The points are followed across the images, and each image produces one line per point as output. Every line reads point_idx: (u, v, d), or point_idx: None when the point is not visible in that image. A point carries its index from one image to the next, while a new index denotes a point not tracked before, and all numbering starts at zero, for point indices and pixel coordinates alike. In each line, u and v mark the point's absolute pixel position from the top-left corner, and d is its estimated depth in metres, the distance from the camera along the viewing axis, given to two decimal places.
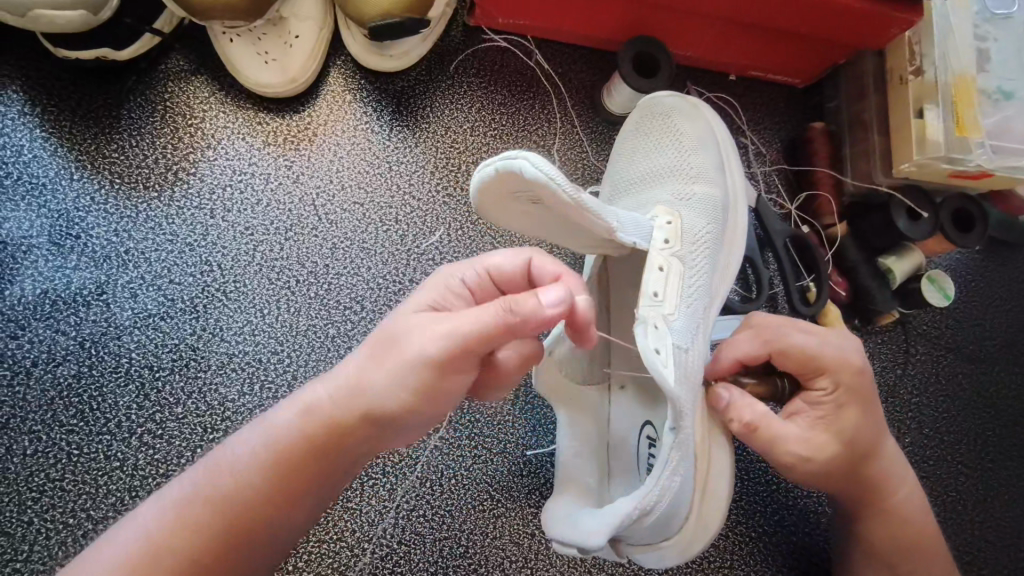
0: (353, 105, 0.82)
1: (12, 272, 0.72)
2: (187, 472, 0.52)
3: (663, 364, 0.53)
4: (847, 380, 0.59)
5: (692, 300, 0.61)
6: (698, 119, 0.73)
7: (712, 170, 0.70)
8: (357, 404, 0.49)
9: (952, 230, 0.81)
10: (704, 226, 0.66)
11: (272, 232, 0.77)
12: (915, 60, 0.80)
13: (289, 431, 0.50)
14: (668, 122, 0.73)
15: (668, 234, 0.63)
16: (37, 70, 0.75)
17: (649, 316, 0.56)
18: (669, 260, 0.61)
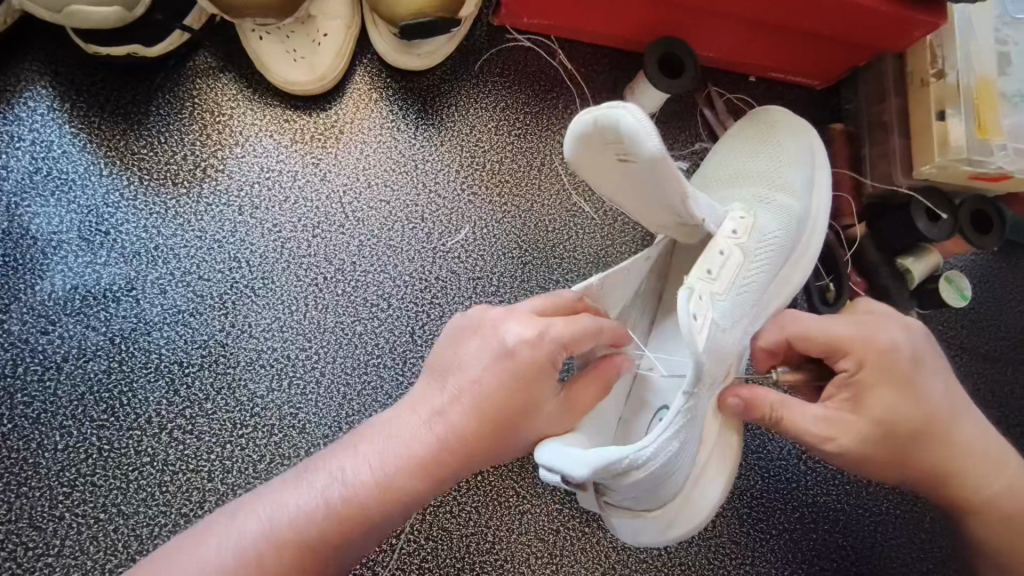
0: (378, 104, 0.82)
1: (41, 268, 0.72)
2: (287, 489, 0.51)
3: (696, 329, 0.54)
4: (878, 359, 0.59)
5: (742, 291, 0.62)
6: (788, 124, 0.75)
7: (799, 180, 0.71)
8: (469, 441, 0.52)
9: (972, 232, 0.81)
10: (775, 233, 0.67)
11: (300, 229, 0.77)
12: (936, 63, 0.81)
13: (398, 459, 0.51)
14: (771, 130, 0.75)
15: (738, 226, 0.64)
16: (66, 66, 0.75)
17: (696, 286, 0.57)
18: (732, 248, 0.62)
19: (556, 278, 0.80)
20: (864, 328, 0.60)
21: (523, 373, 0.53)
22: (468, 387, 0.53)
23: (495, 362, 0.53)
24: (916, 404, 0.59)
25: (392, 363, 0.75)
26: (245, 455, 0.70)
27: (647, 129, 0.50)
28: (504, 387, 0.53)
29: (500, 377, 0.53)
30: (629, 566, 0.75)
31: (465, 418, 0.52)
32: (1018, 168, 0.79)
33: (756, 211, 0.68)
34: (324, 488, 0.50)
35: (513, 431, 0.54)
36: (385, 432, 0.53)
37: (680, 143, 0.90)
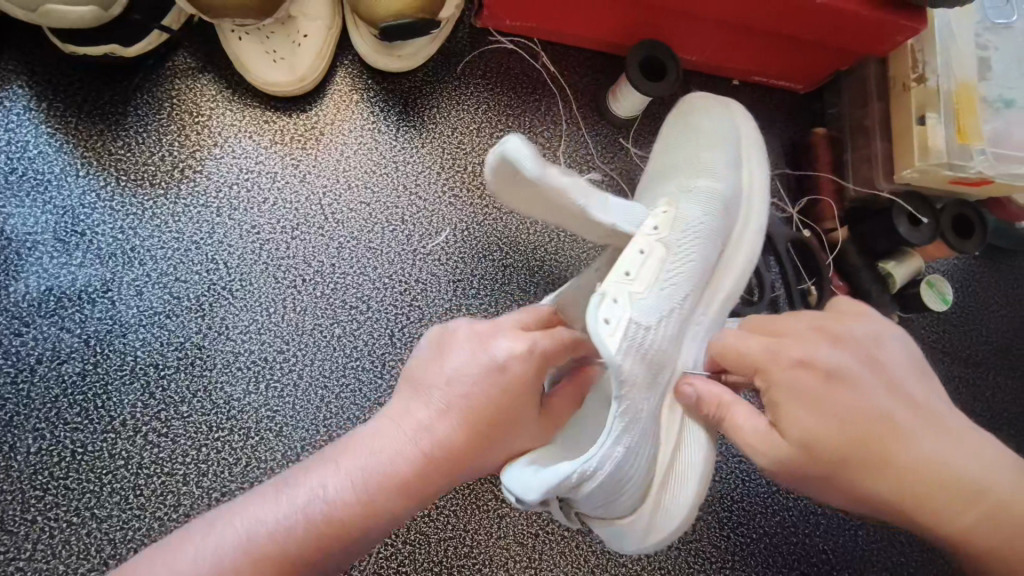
0: (359, 105, 0.82)
1: (16, 269, 0.71)
2: (263, 502, 0.50)
3: (610, 334, 0.56)
4: (785, 370, 0.56)
5: (672, 283, 0.65)
6: (715, 115, 0.78)
7: (721, 167, 0.74)
8: (453, 455, 0.52)
9: (953, 236, 0.82)
10: (700, 218, 0.69)
11: (279, 230, 0.77)
12: (918, 67, 0.81)
13: (381, 473, 0.50)
14: (693, 120, 0.78)
15: (660, 222, 0.67)
16: (43, 65, 0.74)
17: (611, 288, 0.59)
18: (651, 244, 0.65)
19: (537, 281, 0.80)
20: (774, 339, 0.58)
21: (510, 384, 0.54)
22: (456, 400, 0.53)
23: (484, 374, 0.54)
24: (835, 417, 0.53)
25: (371, 366, 0.75)
26: (221, 458, 0.70)
27: (525, 152, 0.58)
28: (494, 398, 0.53)
29: (489, 389, 0.53)
30: (607, 569, 0.75)
31: (454, 432, 0.52)
32: (998, 173, 0.79)
33: (678, 202, 0.70)
34: (303, 501, 0.49)
35: (498, 444, 0.54)
36: (366, 446, 0.52)
37: None
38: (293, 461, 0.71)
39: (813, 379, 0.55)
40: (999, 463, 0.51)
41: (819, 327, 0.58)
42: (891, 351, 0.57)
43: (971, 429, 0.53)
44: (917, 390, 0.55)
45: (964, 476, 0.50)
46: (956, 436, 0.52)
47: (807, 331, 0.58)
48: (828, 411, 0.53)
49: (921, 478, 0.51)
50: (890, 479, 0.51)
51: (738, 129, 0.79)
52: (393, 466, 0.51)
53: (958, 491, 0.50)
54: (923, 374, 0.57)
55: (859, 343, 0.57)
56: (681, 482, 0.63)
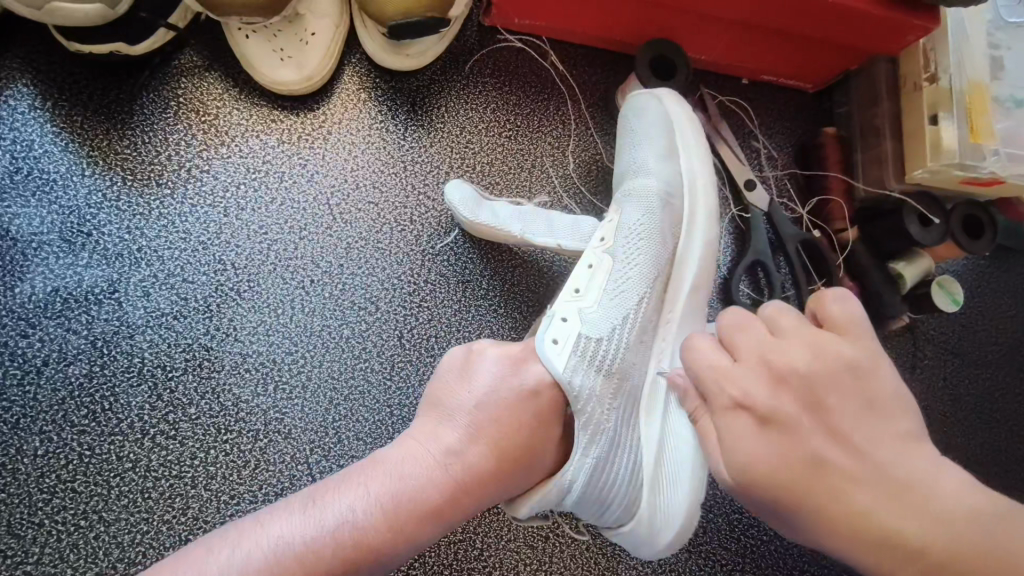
0: (366, 104, 0.81)
1: (22, 269, 0.70)
2: (290, 517, 0.49)
3: (556, 353, 0.61)
4: (724, 410, 0.48)
5: (621, 290, 0.67)
6: (647, 114, 0.76)
7: (654, 160, 0.73)
8: (479, 480, 0.54)
9: (964, 238, 0.81)
10: (641, 219, 0.71)
11: (286, 231, 0.76)
12: (930, 67, 0.81)
13: (409, 496, 0.51)
14: (625, 120, 0.78)
15: (604, 232, 0.71)
16: (48, 63, 0.73)
17: (559, 309, 0.64)
18: (599, 257, 0.69)
19: (546, 281, 0.80)
20: (719, 368, 0.49)
21: (538, 409, 0.57)
22: (486, 422, 0.56)
23: (515, 398, 0.57)
24: (763, 462, 0.46)
25: (380, 367, 0.74)
26: (230, 461, 0.69)
27: (465, 198, 0.75)
28: (523, 424, 0.56)
29: (519, 415, 0.56)
30: (618, 572, 0.75)
31: (485, 458, 0.54)
32: (1010, 174, 0.78)
33: (620, 208, 0.72)
34: (330, 520, 0.49)
35: (523, 472, 0.56)
36: (396, 466, 0.53)
37: None
38: (303, 463, 0.71)
39: (750, 422, 0.47)
40: (948, 520, 0.42)
41: (765, 356, 0.48)
42: (852, 382, 0.46)
43: (931, 474, 0.44)
44: (868, 431, 0.45)
45: (899, 535, 0.42)
46: (900, 488, 0.43)
47: (752, 362, 0.49)
48: (756, 464, 0.46)
49: (851, 536, 0.44)
50: (829, 536, 0.45)
51: (671, 116, 0.76)
52: (423, 489, 0.52)
53: (892, 551, 0.43)
54: (891, 406, 0.46)
55: (809, 378, 0.46)
56: (674, 486, 0.63)
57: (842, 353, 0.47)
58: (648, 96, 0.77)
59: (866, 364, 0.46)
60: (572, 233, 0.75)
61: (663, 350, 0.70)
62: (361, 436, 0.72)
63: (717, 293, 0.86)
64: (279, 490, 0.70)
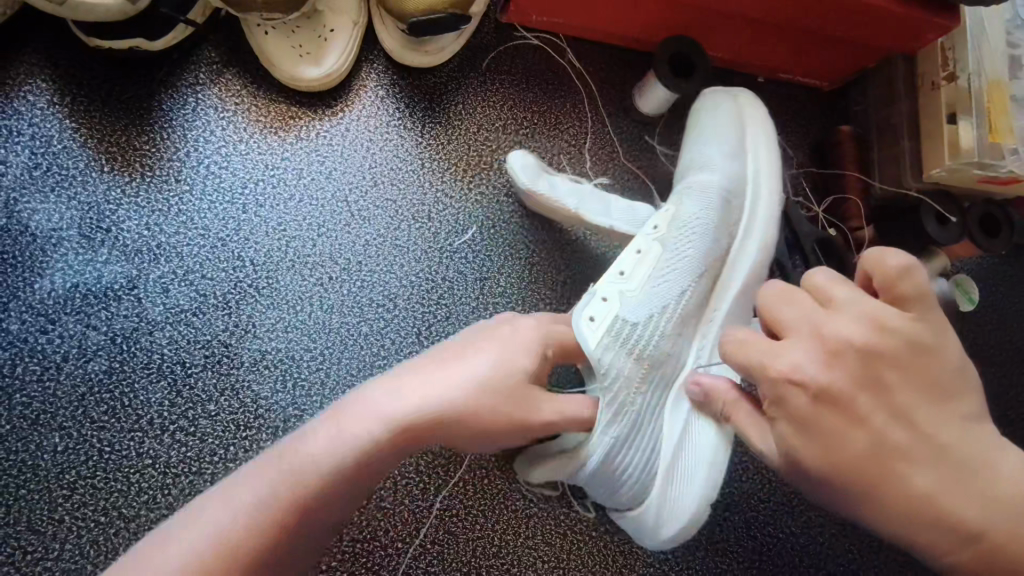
0: (384, 100, 0.80)
1: (41, 265, 0.70)
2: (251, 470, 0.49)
3: (591, 328, 0.64)
4: (778, 389, 0.52)
5: (667, 279, 0.69)
6: (720, 112, 0.79)
7: (718, 154, 0.75)
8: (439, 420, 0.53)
9: (980, 235, 0.82)
10: (696, 213, 0.72)
11: (304, 228, 0.76)
12: (948, 65, 0.81)
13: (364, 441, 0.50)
14: (696, 119, 0.80)
15: (657, 221, 0.72)
16: (67, 59, 0.73)
17: (603, 288, 0.67)
18: (649, 242, 0.70)
19: (563, 278, 0.80)
20: (773, 345, 0.53)
21: (507, 377, 0.56)
22: (448, 386, 0.54)
23: (484, 364, 0.56)
24: (822, 448, 0.50)
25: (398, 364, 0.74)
26: (250, 458, 0.69)
27: (521, 164, 0.78)
28: (486, 392, 0.55)
29: (484, 384, 0.55)
30: (636, 570, 0.75)
31: (441, 419, 0.53)
32: None
33: (680, 202, 0.73)
34: (292, 479, 0.48)
35: (481, 439, 0.56)
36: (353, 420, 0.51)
37: None
38: None
39: (809, 402, 0.51)
40: (1001, 503, 0.48)
41: (822, 331, 0.51)
42: (915, 366, 0.50)
43: (987, 457, 0.49)
44: (929, 413, 0.50)
45: (954, 512, 0.48)
46: (958, 469, 0.49)
47: (814, 343, 0.51)
48: (817, 441, 0.50)
49: (906, 510, 0.49)
50: (881, 510, 0.50)
51: (745, 121, 0.78)
52: (379, 448, 0.51)
53: (941, 522, 0.49)
54: (955, 387, 0.50)
55: (872, 357, 0.49)
56: (687, 480, 0.65)
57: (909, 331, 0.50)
58: (721, 92, 0.80)
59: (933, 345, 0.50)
60: (625, 219, 0.77)
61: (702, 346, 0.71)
62: None
63: None
64: None
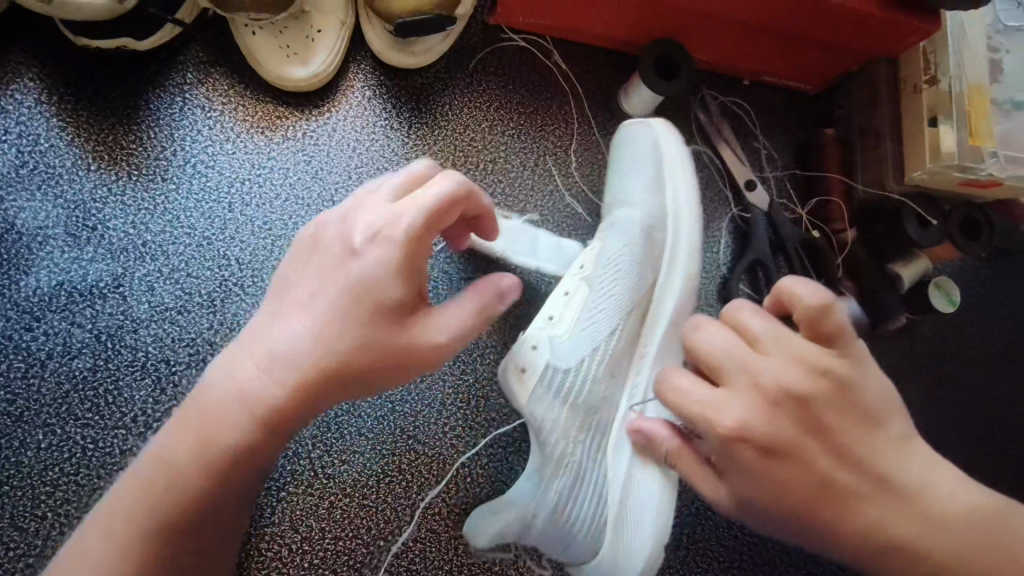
0: (371, 100, 0.81)
1: (27, 263, 0.71)
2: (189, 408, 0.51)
3: (520, 379, 0.66)
4: (728, 446, 0.51)
5: (595, 320, 0.69)
6: (637, 141, 0.77)
7: (636, 191, 0.75)
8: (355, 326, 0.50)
9: (961, 238, 0.83)
10: (620, 250, 0.72)
11: (290, 227, 0.76)
12: (930, 69, 0.81)
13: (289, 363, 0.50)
14: (624, 150, 0.78)
15: (584, 260, 0.72)
16: (54, 58, 0.74)
17: (531, 337, 0.68)
18: (579, 284, 0.70)
19: (548, 278, 0.81)
20: (713, 396, 0.51)
21: (413, 241, 0.50)
22: (354, 270, 0.51)
23: (411, 212, 0.50)
24: (774, 495, 0.51)
25: None
26: None
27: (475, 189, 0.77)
28: (398, 250, 0.50)
29: (399, 242, 0.50)
30: None
31: (338, 364, 0.50)
32: (1007, 175, 0.79)
33: (601, 238, 0.73)
34: (188, 447, 0.49)
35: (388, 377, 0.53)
36: (240, 373, 0.50)
37: None
38: (306, 458, 0.71)
39: (759, 457, 0.50)
40: (944, 525, 0.50)
41: (756, 379, 0.50)
42: (847, 403, 0.51)
43: (925, 482, 0.51)
44: (866, 445, 0.51)
45: (898, 538, 0.49)
46: (903, 497, 0.50)
47: (749, 393, 0.51)
48: (766, 490, 0.51)
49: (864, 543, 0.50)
50: (837, 547, 0.51)
51: (665, 147, 0.77)
52: (267, 410, 0.50)
53: (899, 551, 0.50)
54: (886, 414, 0.52)
55: (806, 404, 0.50)
56: (637, 528, 0.62)
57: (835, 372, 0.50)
58: (642, 124, 0.78)
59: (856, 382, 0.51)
60: (553, 258, 0.76)
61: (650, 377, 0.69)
62: (363, 431, 0.73)
63: (718, 291, 0.87)
64: (282, 483, 0.70)
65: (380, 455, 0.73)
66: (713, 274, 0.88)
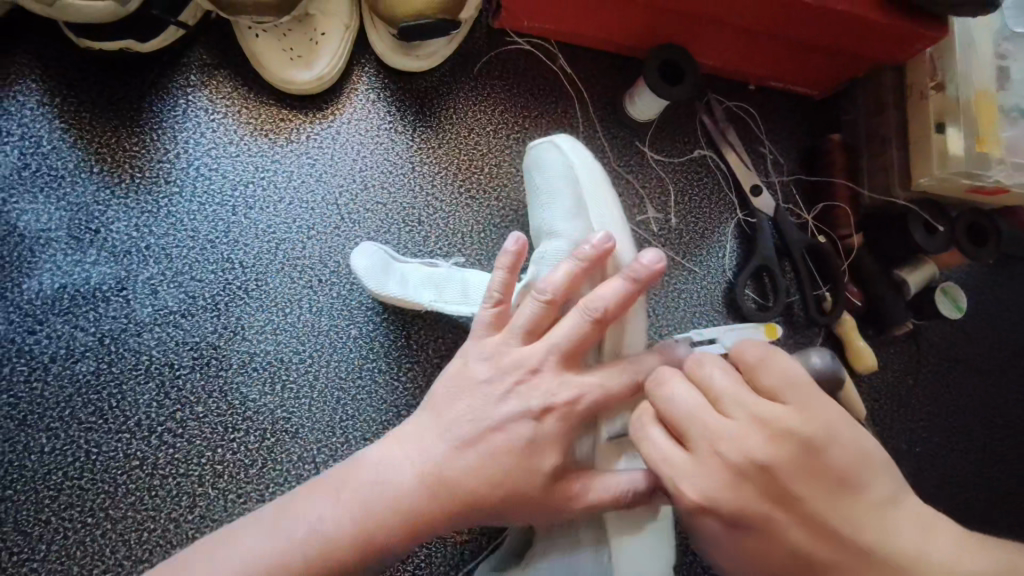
0: (375, 103, 0.81)
1: (29, 266, 0.70)
2: (340, 496, 0.53)
3: None
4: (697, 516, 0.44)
5: None
6: (547, 166, 0.70)
7: (565, 222, 0.67)
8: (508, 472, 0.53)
9: (968, 244, 0.82)
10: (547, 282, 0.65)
11: (294, 230, 0.76)
12: (937, 75, 0.81)
13: (413, 490, 0.53)
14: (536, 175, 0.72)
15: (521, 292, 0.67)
16: (57, 60, 0.73)
17: None
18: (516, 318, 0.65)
19: None
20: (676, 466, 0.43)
21: (589, 334, 0.57)
22: (583, 375, 0.56)
23: (570, 326, 0.57)
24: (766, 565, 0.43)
25: (386, 368, 0.74)
26: (237, 459, 0.70)
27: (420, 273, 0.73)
28: (568, 372, 0.56)
29: (558, 352, 0.56)
30: None
31: (466, 487, 0.53)
32: (1014, 182, 0.79)
33: (533, 275, 0.67)
34: (350, 514, 0.53)
35: (504, 515, 0.55)
36: (421, 455, 0.54)
37: (679, 151, 0.89)
38: (311, 463, 0.71)
39: (727, 528, 0.43)
40: None
41: (720, 448, 0.42)
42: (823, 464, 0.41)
43: (914, 544, 0.40)
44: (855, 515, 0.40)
45: None
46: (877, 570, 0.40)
47: (711, 456, 0.42)
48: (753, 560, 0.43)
49: None
50: None
51: (569, 164, 0.69)
52: (404, 510, 0.53)
53: None
54: (864, 475, 0.41)
55: (774, 468, 0.41)
56: None
57: (800, 431, 0.41)
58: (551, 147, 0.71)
59: (829, 434, 0.41)
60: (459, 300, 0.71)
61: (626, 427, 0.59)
62: (367, 436, 0.72)
63: (725, 296, 0.87)
64: (287, 488, 0.70)
65: None
66: (719, 279, 0.87)
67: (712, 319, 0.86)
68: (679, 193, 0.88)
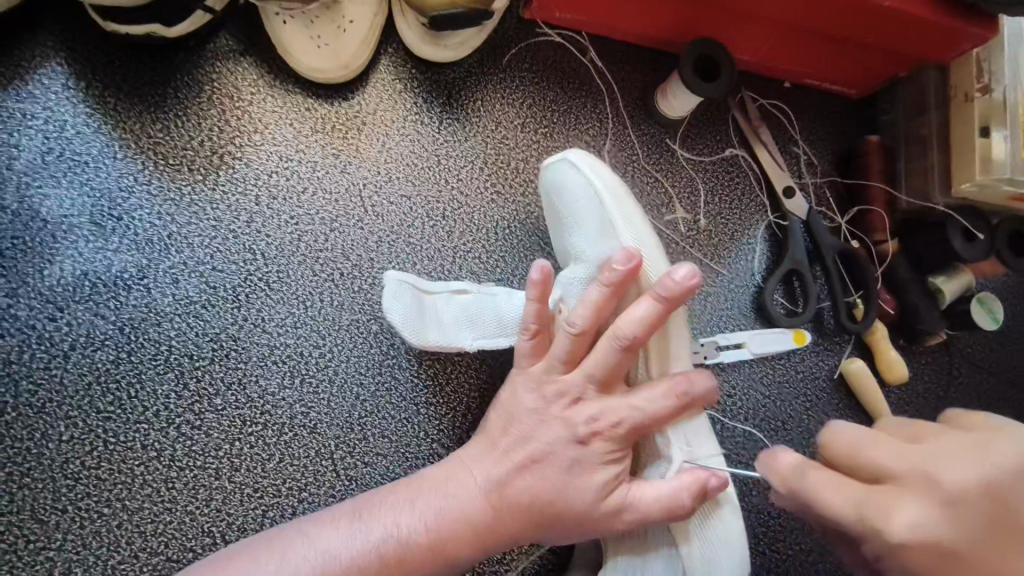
0: (403, 95, 0.79)
1: (52, 252, 0.69)
2: (413, 501, 0.57)
3: None
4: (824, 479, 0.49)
5: None
6: (566, 186, 0.68)
7: (593, 245, 0.65)
8: (564, 488, 0.57)
9: (1009, 254, 0.80)
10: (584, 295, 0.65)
11: (318, 222, 0.75)
12: (983, 77, 0.78)
13: (476, 505, 0.57)
14: (562, 194, 0.68)
15: (560, 298, 0.67)
16: (83, 43, 0.72)
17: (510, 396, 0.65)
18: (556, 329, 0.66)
19: None
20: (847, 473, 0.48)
21: (622, 360, 0.58)
22: (623, 398, 0.58)
23: (601, 356, 0.58)
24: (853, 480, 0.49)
25: (408, 364, 0.73)
26: (254, 453, 0.69)
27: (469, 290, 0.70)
28: (606, 396, 0.59)
29: (589, 380, 0.58)
30: None
31: (529, 501, 0.57)
32: None
33: (563, 300, 0.67)
34: (423, 520, 0.56)
35: (564, 529, 0.58)
36: (479, 469, 0.58)
37: (710, 149, 0.87)
38: (328, 459, 0.70)
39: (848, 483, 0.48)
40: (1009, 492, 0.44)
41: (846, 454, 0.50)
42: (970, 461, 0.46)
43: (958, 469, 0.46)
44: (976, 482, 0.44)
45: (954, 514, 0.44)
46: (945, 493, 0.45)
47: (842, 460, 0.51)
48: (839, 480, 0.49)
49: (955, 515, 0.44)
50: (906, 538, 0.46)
51: (595, 182, 0.66)
52: (466, 520, 0.57)
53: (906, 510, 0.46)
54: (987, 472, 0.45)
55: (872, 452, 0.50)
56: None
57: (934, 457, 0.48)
58: (572, 171, 0.67)
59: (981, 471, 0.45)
60: (496, 333, 0.69)
61: (673, 436, 0.61)
62: (386, 434, 0.71)
63: (754, 300, 0.85)
64: (304, 484, 0.69)
65: (404, 459, 0.71)
66: (749, 283, 0.85)
67: (739, 322, 0.84)
68: (708, 193, 0.86)
